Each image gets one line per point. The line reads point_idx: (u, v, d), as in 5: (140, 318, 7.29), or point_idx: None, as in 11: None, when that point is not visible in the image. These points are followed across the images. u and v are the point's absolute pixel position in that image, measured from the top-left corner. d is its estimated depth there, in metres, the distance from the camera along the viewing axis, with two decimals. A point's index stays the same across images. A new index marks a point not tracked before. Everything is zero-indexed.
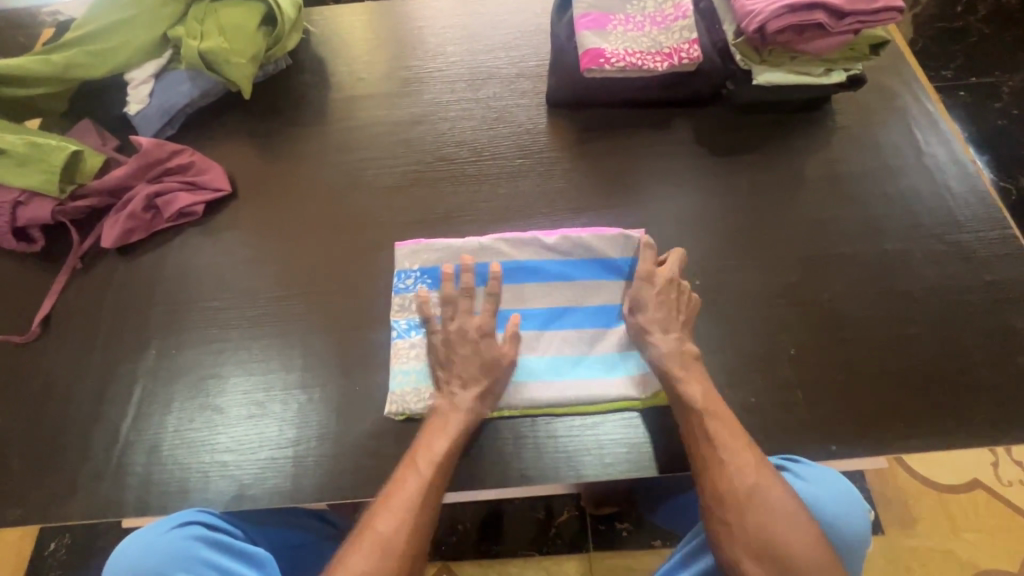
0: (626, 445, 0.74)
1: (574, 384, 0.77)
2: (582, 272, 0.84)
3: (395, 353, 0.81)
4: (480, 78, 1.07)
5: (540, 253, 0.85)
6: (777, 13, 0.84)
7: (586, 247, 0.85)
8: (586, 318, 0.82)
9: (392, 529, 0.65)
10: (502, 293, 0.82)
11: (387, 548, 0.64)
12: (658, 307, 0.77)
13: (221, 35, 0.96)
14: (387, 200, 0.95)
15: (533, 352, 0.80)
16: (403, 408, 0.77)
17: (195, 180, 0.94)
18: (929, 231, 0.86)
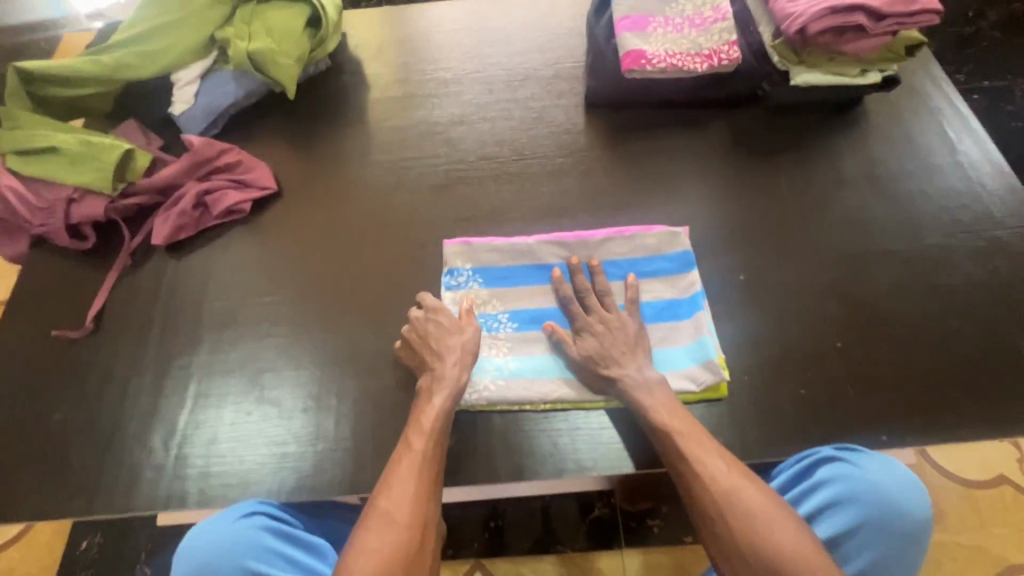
0: None
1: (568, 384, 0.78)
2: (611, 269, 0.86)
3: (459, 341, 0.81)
4: (517, 80, 1.09)
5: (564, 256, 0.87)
6: (818, 15, 0.87)
7: (643, 245, 0.86)
8: None
9: (394, 502, 0.64)
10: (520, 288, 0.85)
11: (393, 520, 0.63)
12: (607, 344, 0.75)
13: (268, 37, 0.98)
14: (431, 199, 0.97)
15: (532, 353, 0.80)
16: (479, 395, 0.77)
17: (242, 178, 0.96)
18: (967, 226, 0.88)
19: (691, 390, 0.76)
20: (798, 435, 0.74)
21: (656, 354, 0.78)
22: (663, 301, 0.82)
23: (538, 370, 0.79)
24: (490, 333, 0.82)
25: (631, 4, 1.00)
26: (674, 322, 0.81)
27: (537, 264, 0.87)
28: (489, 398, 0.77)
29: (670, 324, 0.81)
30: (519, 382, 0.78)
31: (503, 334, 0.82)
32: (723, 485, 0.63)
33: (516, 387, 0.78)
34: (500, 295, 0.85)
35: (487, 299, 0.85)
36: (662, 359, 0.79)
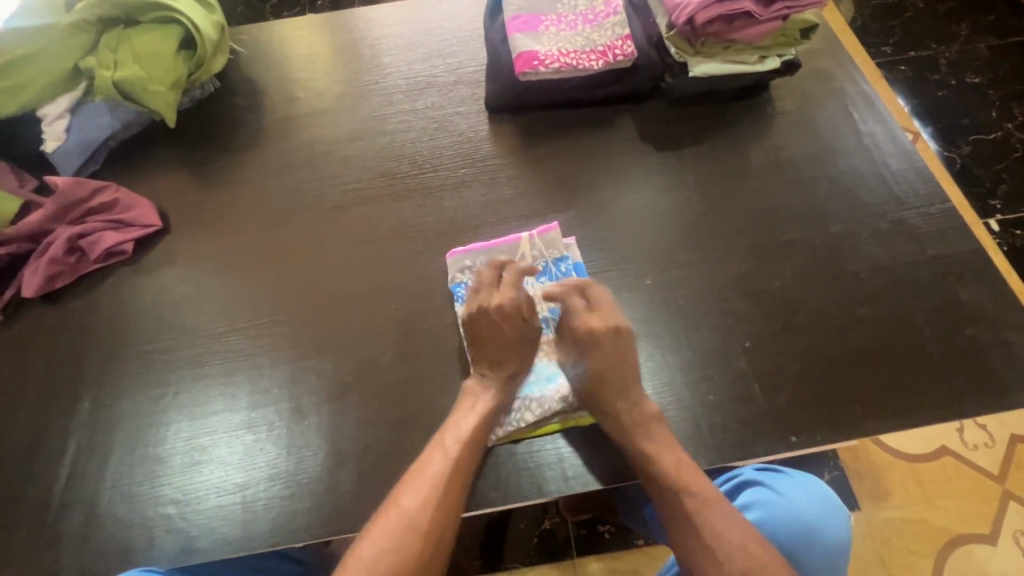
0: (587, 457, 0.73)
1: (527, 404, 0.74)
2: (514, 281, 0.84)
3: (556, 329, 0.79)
4: (418, 88, 1.04)
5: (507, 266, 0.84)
6: (703, 4, 0.84)
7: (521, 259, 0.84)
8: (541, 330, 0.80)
9: (418, 500, 0.65)
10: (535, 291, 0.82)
11: (413, 519, 0.64)
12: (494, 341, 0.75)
13: (137, 63, 0.91)
14: (329, 222, 0.92)
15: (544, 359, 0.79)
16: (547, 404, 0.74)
17: (121, 217, 0.89)
18: (871, 210, 0.87)
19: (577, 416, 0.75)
20: (706, 444, 0.72)
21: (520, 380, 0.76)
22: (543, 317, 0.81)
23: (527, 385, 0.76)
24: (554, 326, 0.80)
25: (521, 3, 0.96)
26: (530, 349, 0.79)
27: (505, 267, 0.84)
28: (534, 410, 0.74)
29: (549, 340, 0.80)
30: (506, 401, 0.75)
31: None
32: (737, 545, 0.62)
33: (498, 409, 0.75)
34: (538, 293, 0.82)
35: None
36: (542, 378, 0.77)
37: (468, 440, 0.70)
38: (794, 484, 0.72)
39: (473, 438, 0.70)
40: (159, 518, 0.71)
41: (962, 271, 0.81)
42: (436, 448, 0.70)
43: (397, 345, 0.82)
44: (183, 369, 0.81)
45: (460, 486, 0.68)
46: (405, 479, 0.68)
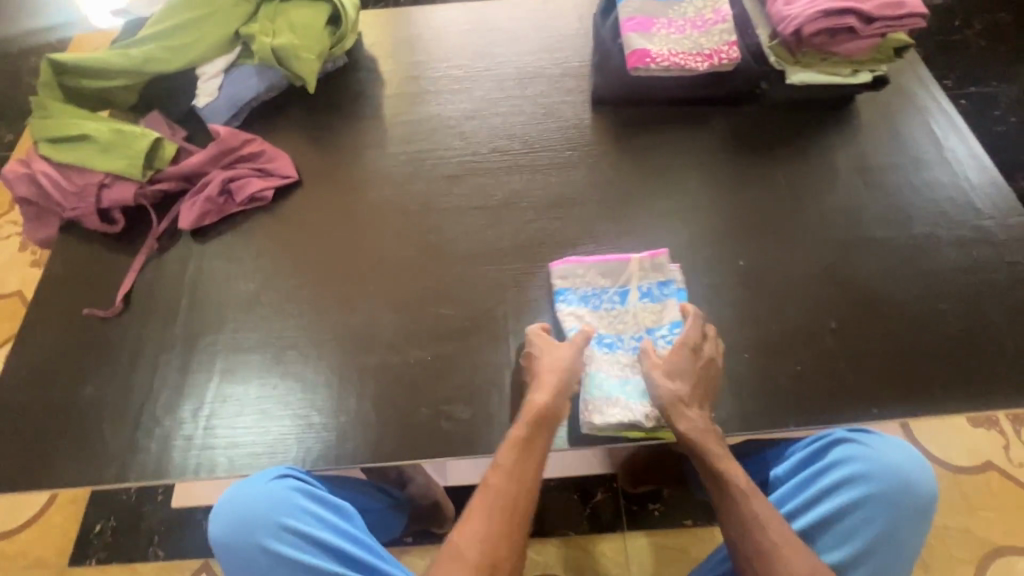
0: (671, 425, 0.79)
1: (610, 405, 0.78)
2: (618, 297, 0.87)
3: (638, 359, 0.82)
4: (527, 77, 1.14)
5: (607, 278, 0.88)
6: (812, 17, 0.92)
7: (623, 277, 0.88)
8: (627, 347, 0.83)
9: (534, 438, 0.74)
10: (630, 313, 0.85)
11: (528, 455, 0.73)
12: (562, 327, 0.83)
13: (292, 33, 1.02)
14: (446, 188, 1.02)
15: (613, 370, 0.81)
16: (617, 415, 0.77)
17: (264, 167, 1.00)
18: (952, 217, 0.94)
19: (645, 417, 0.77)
20: (793, 408, 0.79)
21: (596, 381, 0.80)
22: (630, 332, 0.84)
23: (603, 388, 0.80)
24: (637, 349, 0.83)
25: (636, 6, 1.06)
26: (615, 356, 0.82)
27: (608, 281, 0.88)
28: (606, 416, 0.77)
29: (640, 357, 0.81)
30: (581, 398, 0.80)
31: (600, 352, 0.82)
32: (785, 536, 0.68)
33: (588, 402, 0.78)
34: (638, 312, 0.85)
35: (597, 317, 0.86)
36: (636, 388, 0.79)
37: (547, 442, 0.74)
38: (883, 442, 0.76)
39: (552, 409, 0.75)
40: (289, 433, 0.80)
41: None
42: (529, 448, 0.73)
43: (508, 301, 0.90)
44: (313, 304, 0.90)
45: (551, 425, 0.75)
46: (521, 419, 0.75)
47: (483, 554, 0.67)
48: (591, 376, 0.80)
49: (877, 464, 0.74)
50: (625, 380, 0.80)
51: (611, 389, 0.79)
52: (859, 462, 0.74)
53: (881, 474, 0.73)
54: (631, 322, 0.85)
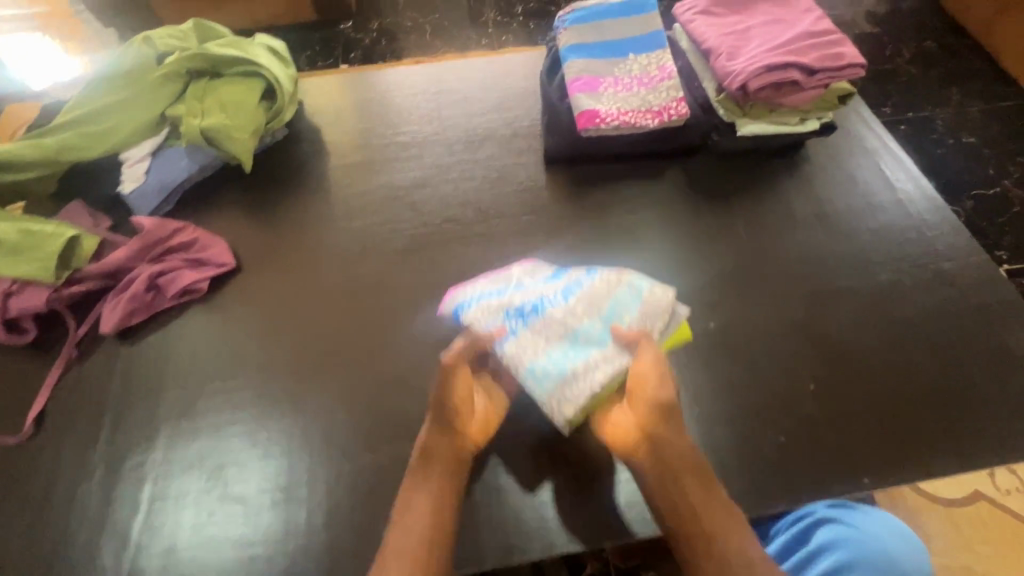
0: (659, 312, 0.75)
1: (591, 364, 0.71)
2: (519, 285, 0.79)
3: (579, 300, 0.76)
4: (477, 140, 1.11)
5: (497, 283, 0.80)
6: (756, 73, 0.91)
7: (512, 276, 0.81)
8: (556, 302, 0.76)
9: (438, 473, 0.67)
10: (535, 290, 0.78)
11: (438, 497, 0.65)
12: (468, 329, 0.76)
13: (222, 112, 0.96)
14: (398, 263, 0.96)
15: (555, 315, 0.75)
16: (607, 369, 0.71)
17: (198, 256, 0.92)
18: (914, 260, 0.93)
19: (653, 303, 0.75)
20: (782, 486, 0.74)
21: (552, 355, 0.73)
22: (548, 299, 0.76)
23: (582, 348, 0.73)
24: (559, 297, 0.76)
25: (581, 66, 1.05)
26: (546, 317, 0.75)
27: (499, 282, 0.80)
28: (597, 381, 0.70)
29: (583, 313, 0.75)
30: (579, 369, 0.71)
31: (534, 325, 0.74)
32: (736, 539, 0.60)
33: (575, 371, 0.71)
34: (546, 287, 0.78)
35: (509, 294, 0.77)
36: (591, 334, 0.74)
37: (444, 471, 0.67)
38: (865, 518, 0.76)
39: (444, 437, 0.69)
40: (230, 569, 0.70)
41: (1008, 321, 0.86)
42: (415, 476, 0.67)
43: None
44: (253, 407, 0.82)
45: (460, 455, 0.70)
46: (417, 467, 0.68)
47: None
48: (545, 353, 0.73)
49: (868, 548, 0.73)
50: (574, 327, 0.75)
51: (572, 355, 0.73)
52: (852, 546, 0.73)
53: (873, 556, 0.73)
54: (539, 291, 0.77)
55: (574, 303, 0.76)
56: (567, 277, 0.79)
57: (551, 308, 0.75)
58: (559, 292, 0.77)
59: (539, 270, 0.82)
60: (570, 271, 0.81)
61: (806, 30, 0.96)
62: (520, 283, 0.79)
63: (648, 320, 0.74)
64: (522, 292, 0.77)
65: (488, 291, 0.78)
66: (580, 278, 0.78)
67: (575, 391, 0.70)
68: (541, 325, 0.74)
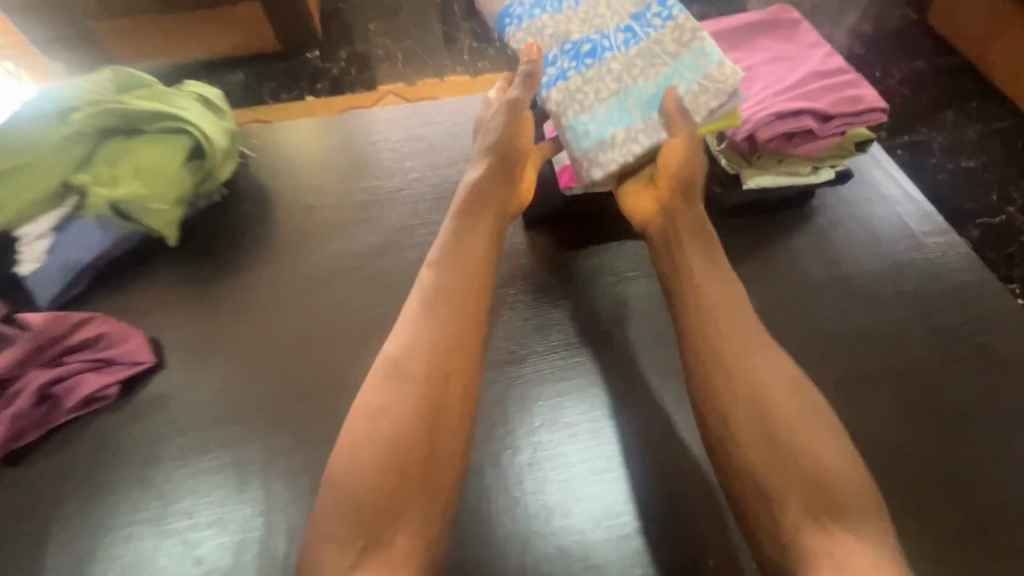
0: (712, 81, 0.77)
1: (631, 100, 0.77)
2: (572, 4, 0.80)
3: (637, 66, 0.79)
4: (446, 196, 0.97)
5: (552, 15, 0.80)
6: (765, 120, 0.79)
7: (567, 1, 0.82)
8: (608, 53, 0.79)
9: (412, 356, 0.66)
10: (589, 23, 0.80)
11: (401, 373, 0.65)
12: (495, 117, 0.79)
13: (138, 177, 0.81)
14: (356, 354, 0.82)
15: (608, 66, 0.78)
16: (656, 137, 0.76)
17: (106, 355, 0.77)
18: (943, 338, 0.82)
19: (685, 14, 0.80)
20: None
21: (603, 111, 0.77)
22: (596, 32, 0.79)
23: (629, 113, 0.77)
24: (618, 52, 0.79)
25: None
26: (593, 61, 0.78)
27: (560, 1, 0.80)
28: (632, 151, 0.76)
29: (630, 73, 0.78)
30: (637, 125, 0.76)
31: (580, 69, 0.78)
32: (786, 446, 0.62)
33: (617, 134, 0.76)
34: (600, 11, 0.80)
35: (563, 20, 0.80)
36: (641, 103, 0.77)
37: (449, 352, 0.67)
38: None
39: (429, 341, 0.66)
40: None
41: None
42: (392, 386, 0.64)
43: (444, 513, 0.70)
44: (175, 545, 0.69)
45: (461, 358, 0.67)
46: (400, 339, 0.67)
47: (351, 524, 0.58)
48: (592, 111, 0.77)
49: None
50: (631, 87, 0.78)
51: (624, 105, 0.77)
52: None
53: None
54: (595, 20, 0.80)
55: (634, 58, 0.79)
56: (632, 14, 0.80)
57: (603, 54, 0.79)
58: (608, 42, 0.79)
59: (609, 3, 0.81)
60: (635, 6, 0.81)
61: (815, 70, 0.85)
62: (579, 5, 0.80)
63: (702, 91, 0.76)
64: (573, 27, 0.80)
65: (546, 10, 0.80)
66: (603, 50, 0.79)
67: (612, 143, 0.76)
68: (594, 59, 0.78)
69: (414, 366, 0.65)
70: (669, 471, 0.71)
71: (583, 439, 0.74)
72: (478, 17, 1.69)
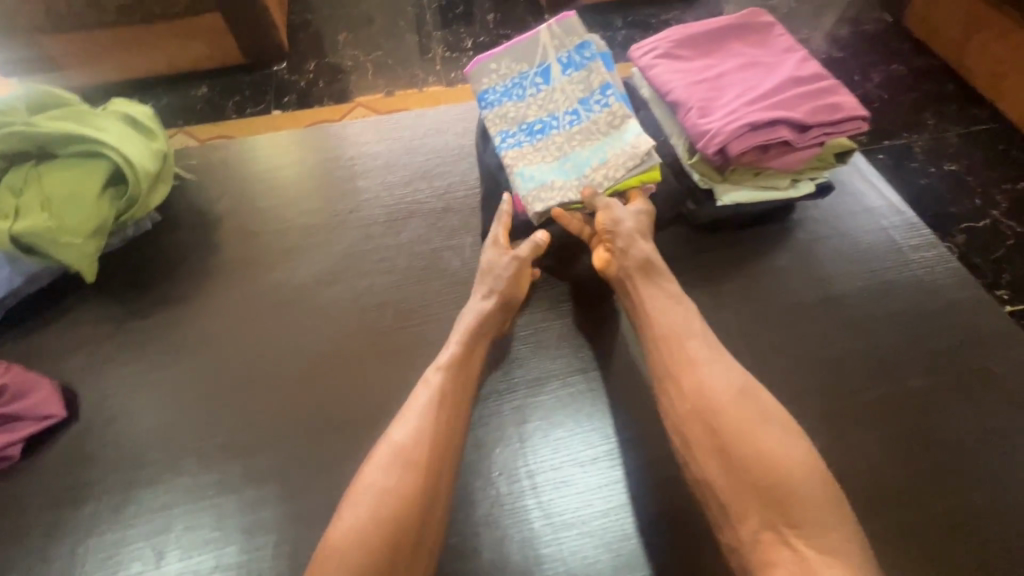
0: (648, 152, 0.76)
1: (576, 159, 0.78)
2: (526, 77, 0.83)
3: (591, 126, 0.79)
4: (400, 218, 0.89)
5: (511, 75, 0.84)
6: (737, 133, 0.72)
7: (522, 66, 0.84)
8: (560, 122, 0.80)
9: (410, 434, 0.60)
10: (545, 93, 0.82)
11: (408, 453, 0.59)
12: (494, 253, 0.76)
13: (45, 209, 0.73)
14: (296, 397, 0.73)
15: (556, 136, 0.79)
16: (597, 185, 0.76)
17: (5, 411, 0.68)
18: (939, 360, 0.76)
19: (598, 62, 0.82)
20: None
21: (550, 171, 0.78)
22: (544, 95, 0.82)
23: (568, 171, 0.77)
24: (567, 117, 0.80)
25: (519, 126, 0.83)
26: (545, 120, 0.81)
27: (519, 72, 0.84)
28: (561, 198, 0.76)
29: (582, 125, 0.79)
30: (614, 157, 0.76)
31: (538, 142, 0.79)
32: (756, 446, 0.56)
33: (556, 190, 0.76)
34: (565, 86, 0.82)
35: (522, 106, 0.82)
36: (585, 161, 0.77)
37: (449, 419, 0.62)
38: None
39: (433, 408, 0.62)
40: None
41: None
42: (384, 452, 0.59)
43: None
44: None
45: (455, 422, 0.62)
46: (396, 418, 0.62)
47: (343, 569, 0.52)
48: (542, 166, 0.78)
49: None
50: (575, 151, 0.78)
51: (568, 166, 0.78)
52: None
53: None
54: (549, 91, 0.82)
55: (575, 129, 0.79)
56: (587, 84, 0.81)
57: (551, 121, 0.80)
58: (566, 111, 0.80)
59: (567, 70, 0.82)
60: (588, 75, 0.81)
61: (791, 76, 0.79)
62: (543, 81, 0.83)
63: (630, 158, 0.75)
64: (529, 94, 0.82)
65: (505, 92, 0.84)
66: (558, 112, 0.81)
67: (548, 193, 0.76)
68: (545, 136, 0.80)
69: (421, 449, 0.59)
70: (642, 526, 0.63)
71: (573, 465, 0.68)
72: (450, 28, 1.62)
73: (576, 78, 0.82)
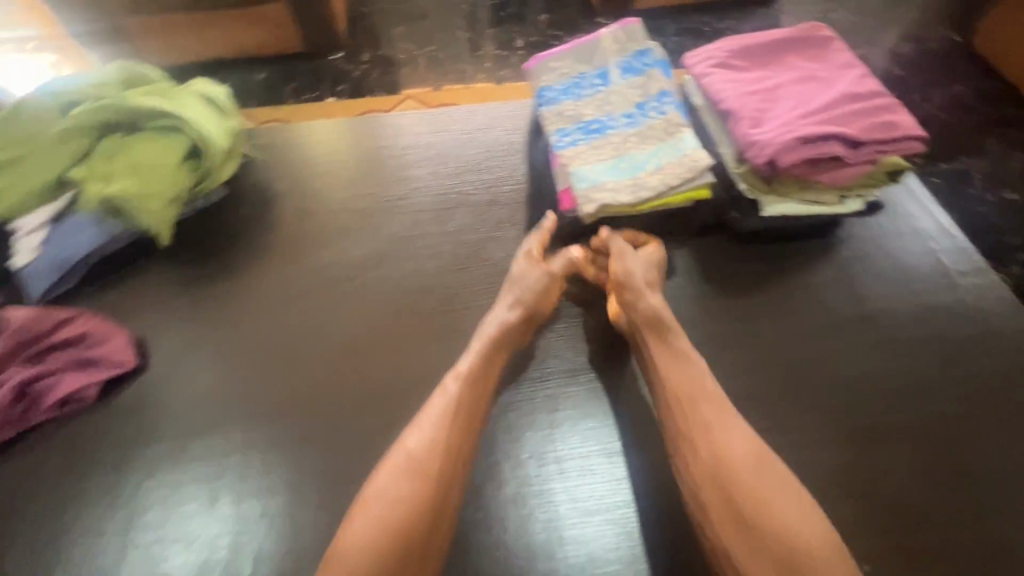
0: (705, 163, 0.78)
1: (630, 161, 0.80)
2: (587, 79, 0.86)
3: (647, 131, 0.81)
4: (448, 208, 0.93)
5: (569, 74, 0.87)
6: (788, 145, 0.73)
7: (582, 68, 0.87)
8: (616, 125, 0.83)
9: (428, 433, 0.63)
10: (604, 96, 0.85)
11: (426, 447, 0.61)
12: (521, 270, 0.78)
13: (131, 175, 0.80)
14: (342, 368, 0.78)
15: (612, 137, 0.82)
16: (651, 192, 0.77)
17: (88, 354, 0.75)
18: (978, 387, 0.75)
19: (656, 69, 0.84)
20: None
21: (605, 169, 0.80)
22: (603, 97, 0.85)
23: (621, 172, 0.80)
24: (624, 121, 0.83)
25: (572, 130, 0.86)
26: (602, 121, 0.83)
27: (579, 74, 0.87)
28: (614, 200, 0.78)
29: (639, 129, 0.82)
30: (669, 165, 0.78)
31: (595, 141, 0.82)
32: (752, 489, 0.57)
33: (610, 190, 0.78)
34: (622, 89, 0.84)
35: (580, 105, 0.85)
36: (640, 163, 0.80)
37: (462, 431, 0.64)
38: None
39: (448, 411, 0.64)
40: None
41: None
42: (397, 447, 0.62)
43: None
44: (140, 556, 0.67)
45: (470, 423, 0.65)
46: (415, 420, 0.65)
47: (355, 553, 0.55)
48: (597, 168, 0.80)
49: None
50: (629, 154, 0.81)
51: (622, 168, 0.80)
52: None
53: None
54: (607, 93, 0.85)
55: (630, 132, 0.82)
56: (645, 91, 0.84)
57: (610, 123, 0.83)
58: (624, 113, 0.83)
59: (628, 77, 0.85)
60: (647, 83, 0.84)
61: (847, 92, 0.79)
62: (602, 84, 0.85)
63: (686, 165, 0.77)
64: (587, 95, 0.85)
65: (563, 89, 0.86)
66: (615, 116, 0.83)
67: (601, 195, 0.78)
68: (598, 135, 0.82)
69: (437, 445, 0.62)
70: (663, 519, 0.66)
71: (601, 464, 0.69)
72: (504, 25, 1.64)
73: (637, 85, 0.84)
